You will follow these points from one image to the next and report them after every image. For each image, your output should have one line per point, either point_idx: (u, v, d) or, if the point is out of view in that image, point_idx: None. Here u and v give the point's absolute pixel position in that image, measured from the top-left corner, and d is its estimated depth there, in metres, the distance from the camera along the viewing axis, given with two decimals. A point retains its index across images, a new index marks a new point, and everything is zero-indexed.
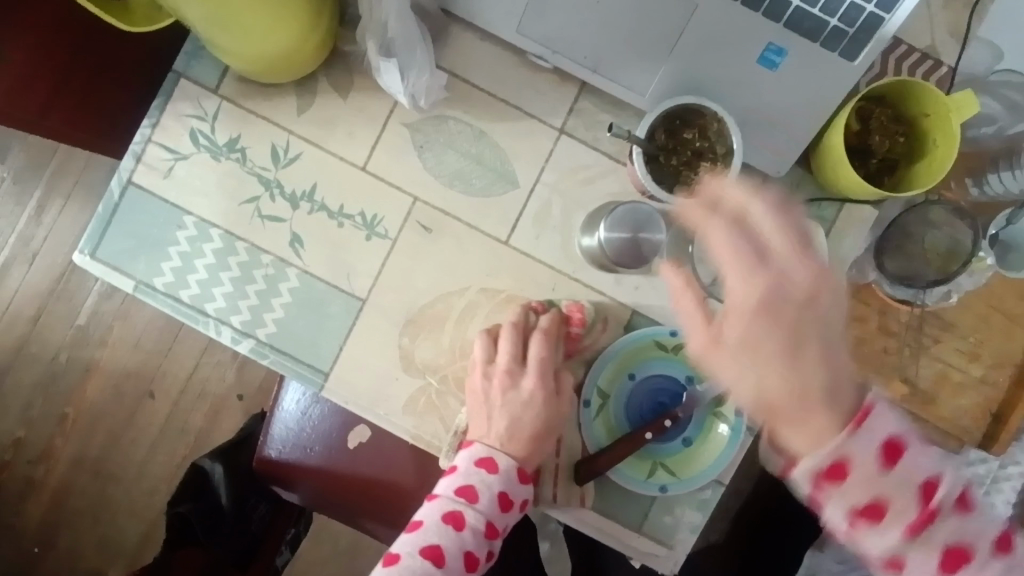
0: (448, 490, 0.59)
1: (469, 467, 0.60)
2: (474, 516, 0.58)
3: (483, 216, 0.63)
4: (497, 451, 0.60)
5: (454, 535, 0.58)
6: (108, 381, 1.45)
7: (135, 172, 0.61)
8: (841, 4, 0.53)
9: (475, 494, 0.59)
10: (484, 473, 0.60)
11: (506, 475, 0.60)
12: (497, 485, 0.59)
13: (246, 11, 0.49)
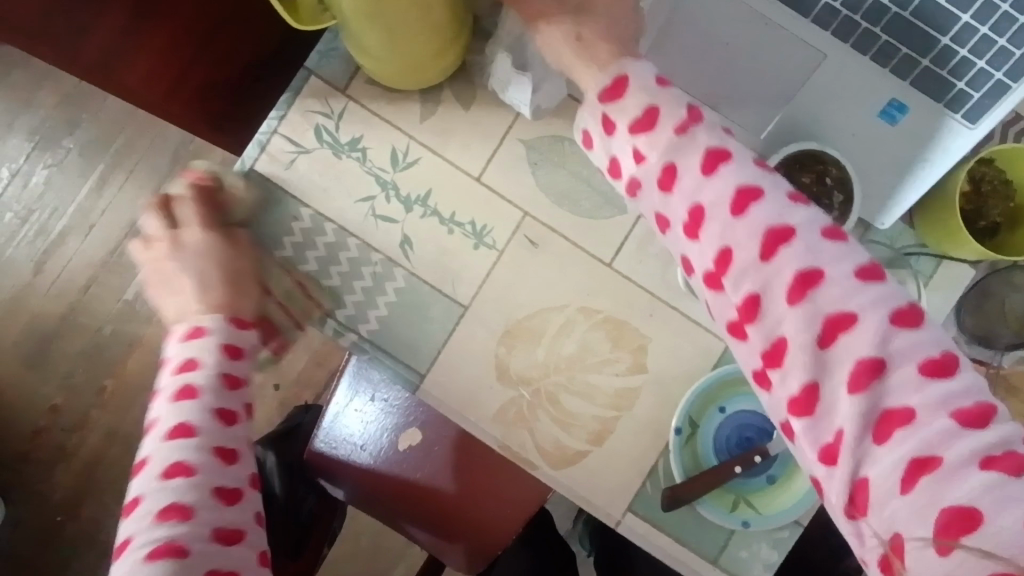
0: (161, 449, 0.52)
1: (176, 417, 0.53)
2: (195, 415, 0.53)
3: (588, 236, 0.64)
4: (211, 341, 0.56)
5: (186, 445, 0.52)
6: (148, 358, 1.44)
7: (257, 161, 0.62)
8: (971, 70, 0.54)
9: (195, 394, 0.53)
10: (186, 400, 0.53)
11: (209, 400, 0.53)
12: (201, 409, 0.53)
13: (399, 15, 0.51)
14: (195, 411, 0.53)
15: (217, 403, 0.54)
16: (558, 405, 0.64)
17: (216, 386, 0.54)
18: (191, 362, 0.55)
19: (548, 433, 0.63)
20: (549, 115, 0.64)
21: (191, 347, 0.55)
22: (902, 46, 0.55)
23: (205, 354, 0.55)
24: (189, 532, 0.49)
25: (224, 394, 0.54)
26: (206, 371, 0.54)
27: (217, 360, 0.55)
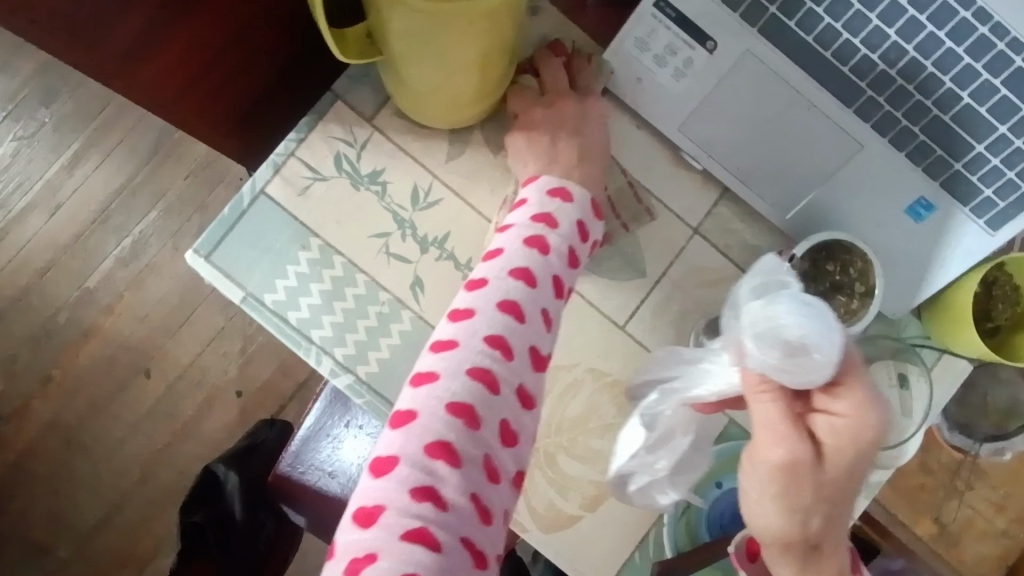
0: (439, 407, 0.45)
1: (458, 378, 0.46)
2: (507, 372, 0.47)
3: (605, 296, 0.63)
4: (510, 287, 0.50)
5: (489, 397, 0.46)
6: (104, 350, 1.36)
7: (269, 183, 0.59)
8: (999, 179, 0.55)
9: (509, 347, 0.48)
10: (484, 381, 0.46)
11: (531, 333, 0.49)
12: (512, 371, 0.47)
13: (448, 57, 0.50)
14: (474, 352, 0.47)
15: (501, 365, 0.47)
16: (555, 467, 0.62)
17: (535, 329, 0.50)
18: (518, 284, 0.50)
19: (543, 495, 0.61)
20: None
21: (519, 258, 0.51)
22: (939, 147, 0.55)
23: (512, 275, 0.50)
24: (441, 525, 0.42)
25: (529, 367, 0.49)
26: (537, 297, 0.50)
27: (519, 288, 0.50)
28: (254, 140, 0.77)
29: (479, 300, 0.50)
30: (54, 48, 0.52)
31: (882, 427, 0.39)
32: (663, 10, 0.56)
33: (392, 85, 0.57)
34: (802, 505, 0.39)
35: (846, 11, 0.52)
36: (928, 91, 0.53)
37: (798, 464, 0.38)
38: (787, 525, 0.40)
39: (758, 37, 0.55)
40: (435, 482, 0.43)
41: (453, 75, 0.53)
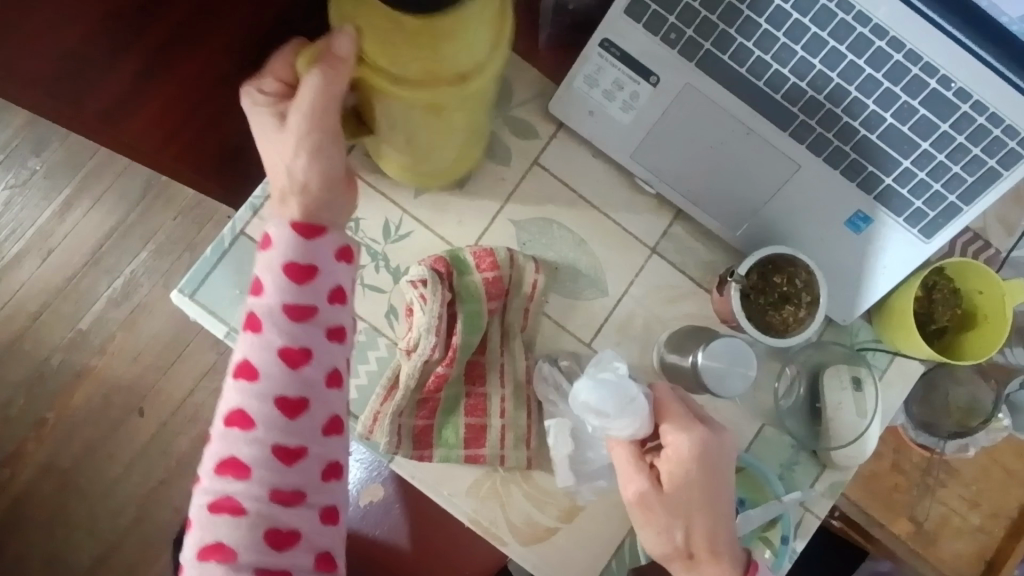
0: (255, 397, 0.46)
1: (236, 387, 0.46)
2: (269, 317, 0.46)
3: (571, 316, 0.66)
4: (283, 216, 0.47)
5: (248, 388, 0.46)
6: (97, 391, 1.38)
7: (250, 224, 0.63)
8: (928, 189, 0.59)
9: (260, 288, 0.47)
10: (245, 373, 0.46)
11: (274, 339, 0.46)
12: (264, 337, 0.46)
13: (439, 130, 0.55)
14: (243, 343, 0.47)
15: (268, 357, 0.46)
16: (531, 482, 0.65)
17: (281, 323, 0.46)
18: (256, 286, 0.47)
19: (521, 510, 0.64)
20: (542, 198, 0.67)
21: (267, 238, 0.47)
22: (869, 164, 0.60)
23: (278, 267, 0.47)
24: (231, 571, 0.45)
25: (282, 336, 0.46)
26: (268, 301, 0.47)
27: (285, 286, 0.46)
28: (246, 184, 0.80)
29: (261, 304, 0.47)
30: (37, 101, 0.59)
31: (701, 452, 0.57)
32: (609, 50, 0.61)
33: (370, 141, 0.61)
34: (663, 526, 0.56)
35: (773, 45, 0.57)
36: (854, 113, 0.58)
37: (646, 493, 0.57)
38: (661, 540, 0.56)
39: (697, 71, 0.60)
40: (238, 470, 0.46)
41: (445, 143, 0.58)
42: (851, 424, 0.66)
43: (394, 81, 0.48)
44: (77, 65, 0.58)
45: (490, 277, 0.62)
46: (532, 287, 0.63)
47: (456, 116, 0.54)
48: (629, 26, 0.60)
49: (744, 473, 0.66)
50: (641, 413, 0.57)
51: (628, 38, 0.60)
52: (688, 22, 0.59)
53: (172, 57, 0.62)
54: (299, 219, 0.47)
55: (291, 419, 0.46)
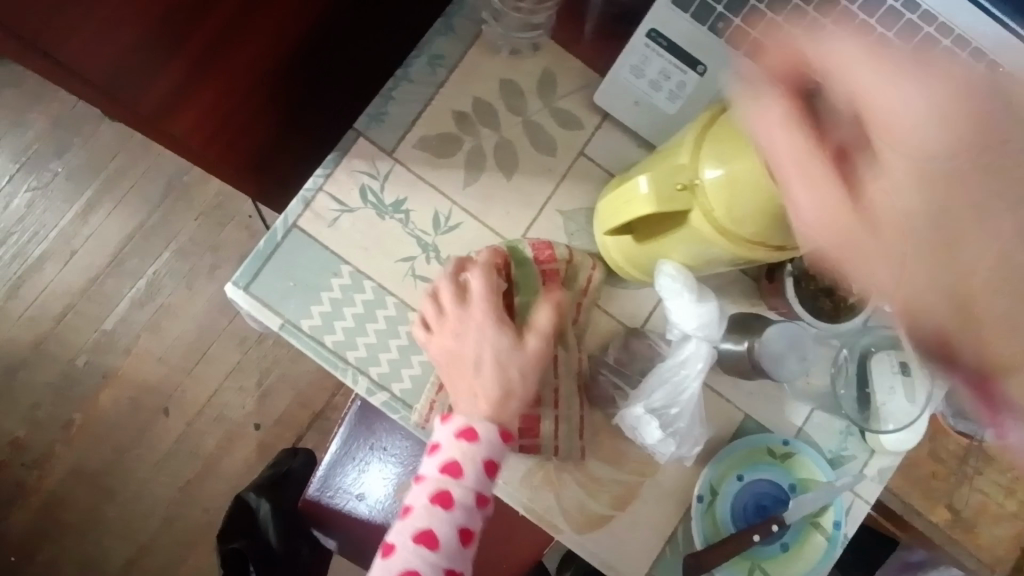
0: (430, 567, 0.53)
1: (436, 478, 0.54)
2: (461, 493, 0.54)
3: (620, 305, 0.66)
4: (477, 420, 0.56)
5: (428, 556, 0.53)
6: (123, 392, 1.38)
7: (301, 217, 0.64)
8: None
9: (459, 469, 0.54)
10: (425, 542, 0.53)
11: (459, 517, 0.54)
12: (451, 520, 0.54)
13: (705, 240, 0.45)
14: (427, 517, 0.54)
15: (466, 465, 0.54)
16: (584, 469, 0.65)
17: (471, 509, 0.54)
18: (449, 470, 0.55)
19: (574, 498, 0.65)
20: (589, 190, 0.67)
21: (461, 446, 0.55)
22: None
23: (480, 461, 0.55)
24: None
25: (465, 520, 0.54)
26: (465, 486, 0.54)
27: (478, 478, 0.55)
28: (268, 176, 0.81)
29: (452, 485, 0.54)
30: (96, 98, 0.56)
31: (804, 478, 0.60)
32: (656, 40, 0.62)
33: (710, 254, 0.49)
34: None
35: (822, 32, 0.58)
36: None
37: None
38: None
39: (741, 59, 0.60)
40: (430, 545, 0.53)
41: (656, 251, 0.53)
42: (903, 411, 0.65)
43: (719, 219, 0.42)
44: (138, 60, 0.56)
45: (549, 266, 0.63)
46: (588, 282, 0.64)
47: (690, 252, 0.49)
48: (673, 16, 0.61)
49: (794, 459, 0.67)
50: (702, 429, 0.59)
51: (675, 27, 0.61)
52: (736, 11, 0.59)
53: (218, 51, 0.61)
54: (505, 425, 0.56)
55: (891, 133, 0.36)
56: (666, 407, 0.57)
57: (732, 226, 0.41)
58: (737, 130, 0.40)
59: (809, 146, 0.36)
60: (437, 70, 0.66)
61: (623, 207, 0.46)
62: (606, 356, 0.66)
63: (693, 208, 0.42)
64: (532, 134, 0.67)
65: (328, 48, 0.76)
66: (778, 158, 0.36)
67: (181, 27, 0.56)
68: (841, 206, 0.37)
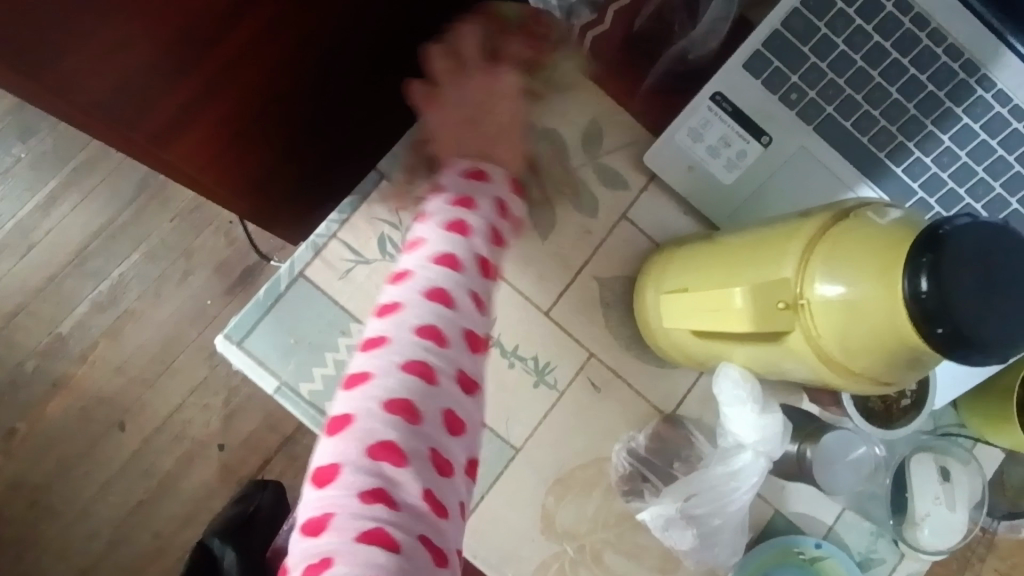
0: (424, 388, 0.42)
1: (388, 370, 0.42)
2: (459, 284, 0.47)
3: (654, 386, 0.60)
4: (469, 215, 0.50)
5: (428, 389, 0.42)
6: (75, 403, 1.21)
7: (309, 265, 0.56)
8: None
9: (457, 261, 0.47)
10: (420, 374, 0.42)
11: (458, 321, 0.45)
12: (448, 358, 0.43)
13: (789, 363, 0.39)
14: (421, 313, 0.45)
15: (413, 351, 0.43)
16: (601, 564, 0.59)
17: (473, 314, 0.46)
18: (443, 262, 0.47)
19: None
20: (630, 257, 0.61)
21: (454, 241, 0.48)
22: None
23: (476, 254, 0.48)
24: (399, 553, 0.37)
25: (467, 352, 0.45)
26: (462, 279, 0.47)
27: (474, 274, 0.48)
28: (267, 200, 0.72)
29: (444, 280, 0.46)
30: (101, 121, 0.48)
31: None
32: (720, 103, 0.57)
33: (777, 374, 0.43)
34: None
35: (902, 116, 0.54)
36: (978, 195, 0.54)
37: None
38: None
39: (814, 135, 0.56)
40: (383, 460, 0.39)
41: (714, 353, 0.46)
42: (941, 518, 0.61)
43: (823, 354, 0.36)
44: (145, 79, 0.48)
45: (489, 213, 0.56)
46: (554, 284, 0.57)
47: (764, 365, 0.42)
48: (744, 81, 0.56)
49: (822, 562, 0.62)
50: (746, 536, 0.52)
51: (743, 93, 0.56)
52: (811, 82, 0.55)
53: (233, 70, 0.53)
54: (497, 229, 0.51)
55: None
56: (707, 516, 0.50)
57: (844, 358, 0.35)
58: (859, 248, 0.34)
59: (967, 289, 0.29)
60: None
61: (702, 310, 0.40)
62: (633, 443, 0.59)
63: (796, 330, 0.36)
64: (573, 191, 0.61)
65: (350, 69, 0.68)
66: (923, 300, 0.30)
67: (199, 43, 0.49)
68: (990, 360, 0.30)
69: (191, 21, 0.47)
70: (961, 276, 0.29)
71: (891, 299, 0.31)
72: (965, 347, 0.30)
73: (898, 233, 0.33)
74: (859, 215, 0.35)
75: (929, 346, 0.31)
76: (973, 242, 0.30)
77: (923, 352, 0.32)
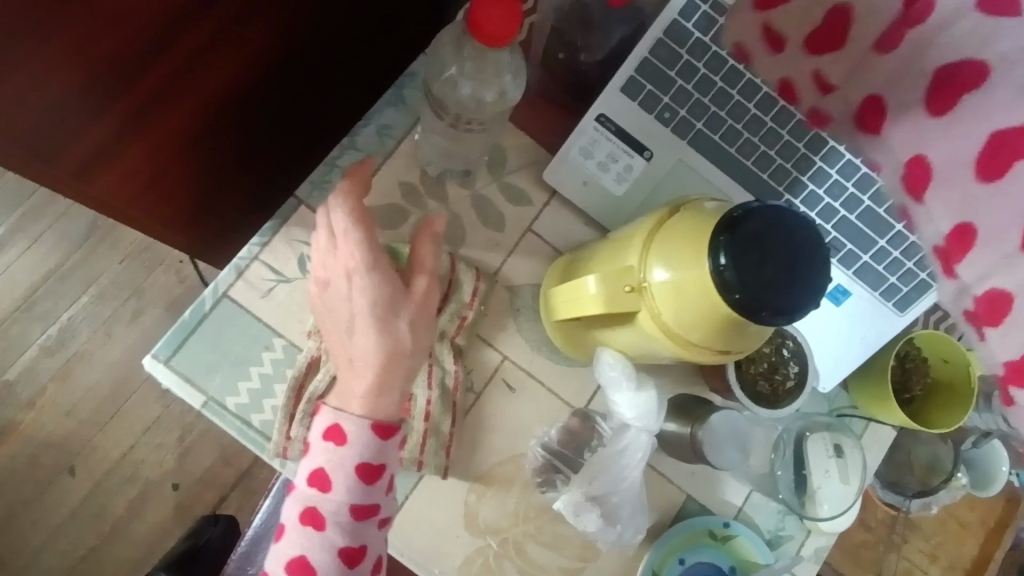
0: (324, 550, 0.48)
1: (343, 473, 0.48)
2: (332, 507, 0.48)
3: (565, 383, 0.65)
4: (346, 416, 0.49)
5: (316, 538, 0.48)
6: (23, 449, 1.17)
7: (232, 286, 0.60)
8: (900, 267, 0.62)
9: (328, 482, 0.48)
10: (301, 571, 0.48)
11: (345, 496, 0.48)
12: (336, 506, 0.48)
13: (645, 343, 0.44)
14: (310, 496, 0.48)
15: (359, 494, 0.48)
16: (524, 556, 0.62)
17: (353, 483, 0.48)
18: (319, 477, 0.48)
19: None
20: (536, 268, 0.66)
21: (335, 444, 0.48)
22: (846, 241, 0.62)
23: (351, 466, 0.48)
24: None
25: (360, 489, 0.48)
26: (335, 500, 0.48)
27: (354, 486, 0.48)
28: (185, 225, 0.75)
29: (342, 449, 0.48)
30: (9, 160, 0.52)
31: None
32: (605, 124, 0.63)
33: (645, 354, 0.48)
34: None
35: (761, 128, 0.61)
36: (835, 193, 0.61)
37: None
38: None
39: (689, 148, 0.63)
40: (348, 564, 0.49)
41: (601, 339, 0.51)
42: (839, 491, 0.67)
43: (665, 329, 0.41)
44: (73, 108, 0.51)
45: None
46: (472, 294, 0.63)
47: (634, 347, 0.47)
48: (622, 103, 0.62)
49: (733, 541, 0.66)
50: (645, 513, 0.56)
51: (623, 115, 0.63)
52: (682, 102, 0.61)
53: (165, 101, 0.57)
54: (381, 420, 0.49)
55: (981, 82, 0.27)
56: (606, 495, 0.54)
57: (683, 331, 0.40)
58: (681, 236, 0.40)
59: (756, 262, 0.35)
60: (385, 141, 0.65)
61: (569, 302, 0.46)
62: (547, 437, 0.63)
63: (643, 309, 0.41)
64: (480, 210, 0.66)
65: (284, 97, 0.72)
66: (723, 273, 0.36)
67: (129, 80, 0.52)
68: (787, 321, 0.36)
69: (120, 62, 0.50)
70: (751, 252, 0.36)
71: (704, 275, 0.37)
72: (757, 308, 0.35)
73: (712, 219, 0.39)
74: (687, 208, 0.42)
75: (735, 313, 0.37)
76: (760, 224, 0.36)
77: (738, 321, 0.38)
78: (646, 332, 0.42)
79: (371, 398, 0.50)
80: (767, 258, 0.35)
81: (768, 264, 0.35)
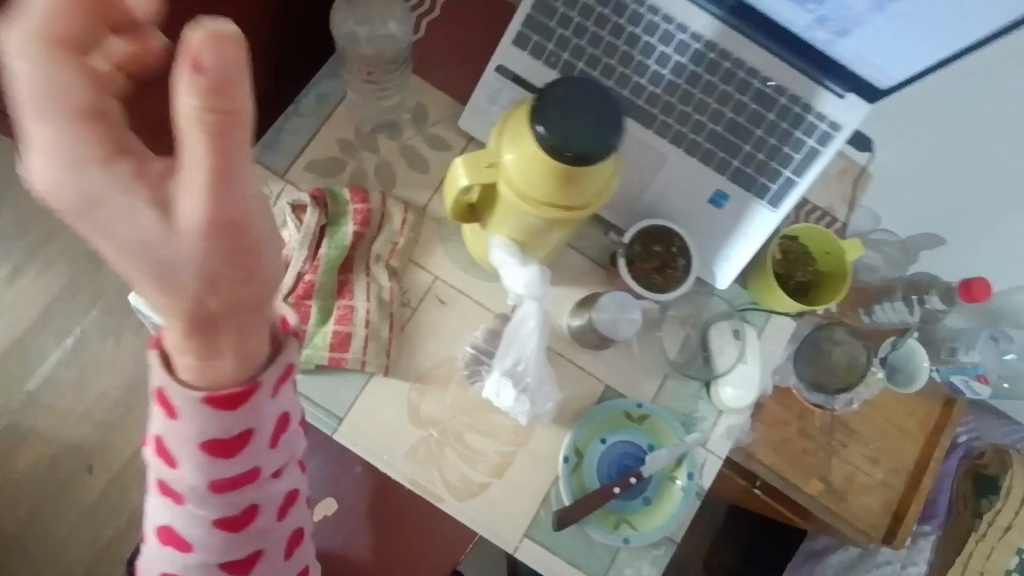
0: (191, 521, 0.50)
1: (182, 450, 0.46)
2: (182, 481, 0.47)
3: (490, 295, 0.75)
4: (170, 385, 0.43)
5: (177, 510, 0.49)
6: (47, 452, 1.28)
7: None
8: (767, 168, 0.73)
9: (172, 459, 0.47)
10: (172, 540, 0.51)
11: (190, 476, 0.47)
12: (184, 483, 0.47)
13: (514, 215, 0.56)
14: (161, 473, 0.48)
15: (210, 472, 0.47)
16: (463, 443, 0.71)
17: (198, 462, 0.46)
18: (165, 456, 0.47)
19: (455, 469, 0.71)
20: None
21: (167, 420, 0.45)
22: (720, 150, 0.74)
23: (188, 445, 0.45)
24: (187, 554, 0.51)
25: (205, 468, 0.46)
26: (181, 477, 0.47)
27: (201, 464, 0.46)
28: None
29: (175, 428, 0.45)
30: None
31: None
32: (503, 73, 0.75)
33: (528, 233, 0.59)
34: None
35: (632, 61, 0.73)
36: (701, 110, 0.73)
37: None
38: None
39: None
40: (232, 529, 0.51)
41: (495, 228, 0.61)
42: (734, 365, 0.76)
43: (518, 195, 0.52)
44: None
45: (360, 208, 0.73)
46: (402, 224, 0.74)
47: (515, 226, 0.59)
48: (514, 53, 0.74)
49: (649, 420, 0.75)
50: (551, 384, 0.68)
51: (516, 63, 0.74)
52: (563, 47, 0.73)
53: None
54: (214, 391, 0.44)
55: None
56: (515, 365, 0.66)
57: (527, 192, 0.51)
58: (517, 119, 0.51)
59: (560, 116, 0.47)
60: (323, 106, 0.78)
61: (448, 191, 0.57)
62: (476, 339, 0.73)
63: (499, 181, 0.53)
64: (408, 157, 0.78)
65: None
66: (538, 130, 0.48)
67: None
68: (586, 163, 0.48)
69: None
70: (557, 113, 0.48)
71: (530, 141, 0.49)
72: (563, 149, 0.47)
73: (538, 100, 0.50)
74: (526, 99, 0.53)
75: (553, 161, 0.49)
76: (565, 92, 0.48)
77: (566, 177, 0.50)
78: (508, 200, 0.53)
79: (202, 362, 0.43)
80: (571, 115, 0.47)
81: (569, 119, 0.47)
